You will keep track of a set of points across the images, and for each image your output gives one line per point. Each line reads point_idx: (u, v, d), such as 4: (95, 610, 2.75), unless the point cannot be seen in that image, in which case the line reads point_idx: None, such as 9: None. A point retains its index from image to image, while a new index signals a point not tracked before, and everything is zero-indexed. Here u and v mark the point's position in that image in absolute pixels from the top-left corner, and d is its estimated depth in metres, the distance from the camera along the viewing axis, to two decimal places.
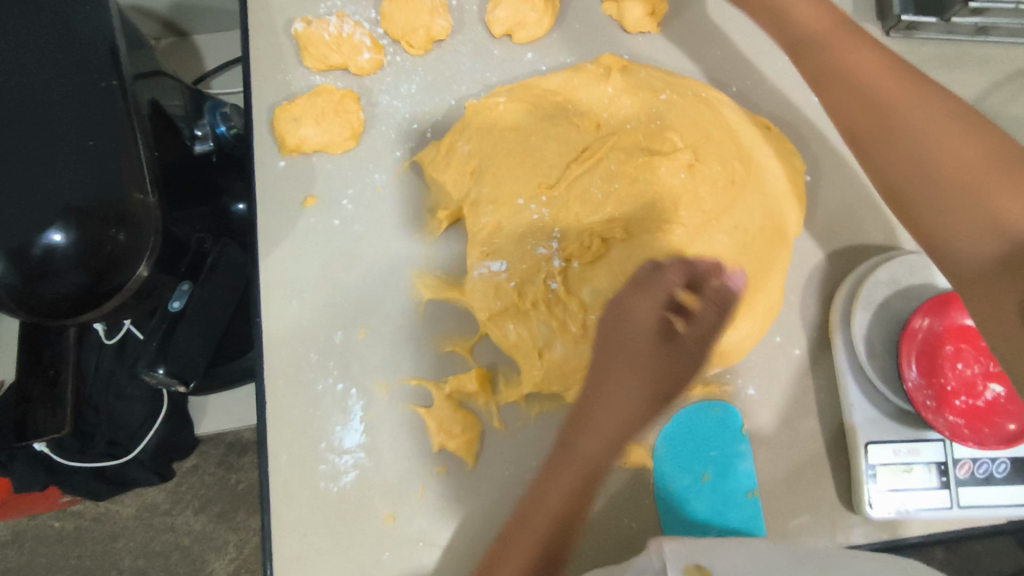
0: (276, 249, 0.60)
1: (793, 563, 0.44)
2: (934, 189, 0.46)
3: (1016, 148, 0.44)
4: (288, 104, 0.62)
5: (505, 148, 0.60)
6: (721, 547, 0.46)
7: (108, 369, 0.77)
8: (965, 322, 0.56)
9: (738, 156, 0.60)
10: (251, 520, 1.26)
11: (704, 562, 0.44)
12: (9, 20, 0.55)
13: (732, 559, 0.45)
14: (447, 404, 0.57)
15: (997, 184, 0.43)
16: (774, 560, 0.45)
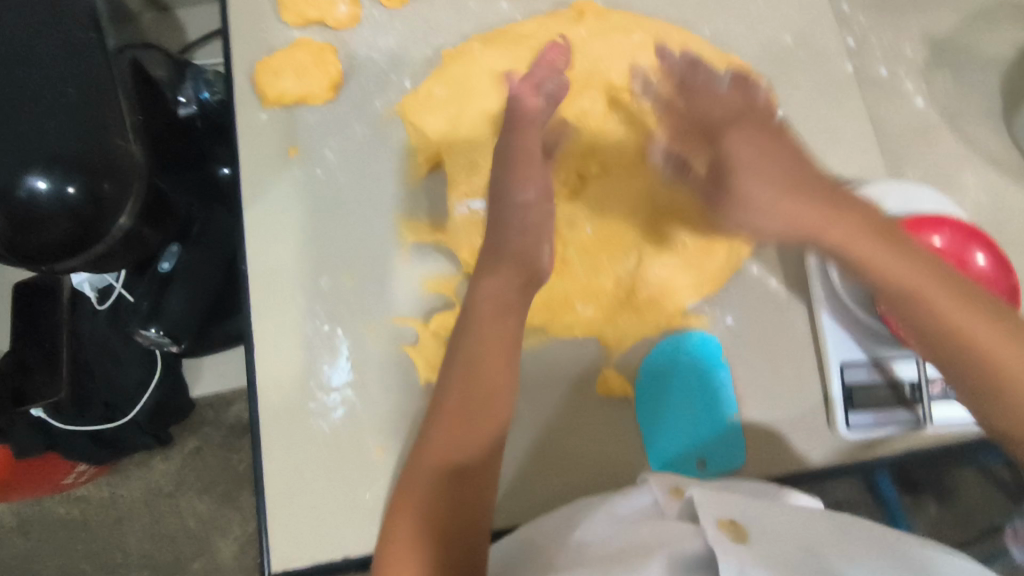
0: (260, 200, 0.61)
1: (823, 526, 0.42)
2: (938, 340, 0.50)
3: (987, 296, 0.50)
4: (268, 59, 0.64)
5: (483, 93, 0.62)
6: (760, 501, 0.44)
7: (103, 333, 0.78)
8: (933, 242, 0.57)
9: (710, 93, 0.63)
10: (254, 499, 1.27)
11: (739, 518, 0.42)
12: None
13: (771, 517, 0.43)
14: (432, 340, 0.58)
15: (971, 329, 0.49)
16: (806, 518, 0.43)
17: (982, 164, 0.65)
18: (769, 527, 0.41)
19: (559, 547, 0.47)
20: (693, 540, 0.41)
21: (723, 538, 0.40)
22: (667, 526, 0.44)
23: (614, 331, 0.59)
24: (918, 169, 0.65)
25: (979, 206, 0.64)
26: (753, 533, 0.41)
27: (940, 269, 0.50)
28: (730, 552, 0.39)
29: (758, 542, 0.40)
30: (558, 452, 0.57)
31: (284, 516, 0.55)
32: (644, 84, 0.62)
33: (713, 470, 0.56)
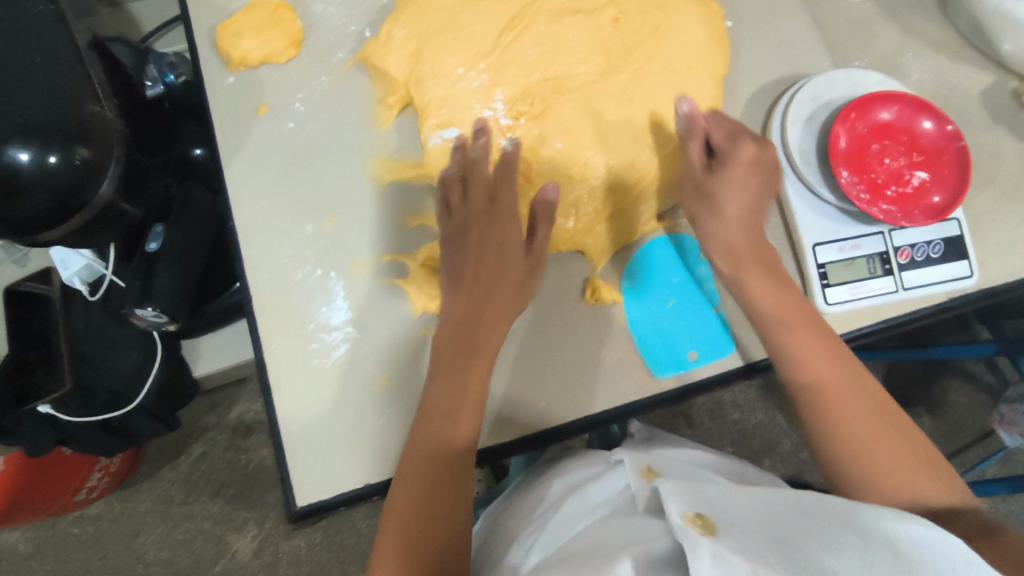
0: (237, 158, 0.63)
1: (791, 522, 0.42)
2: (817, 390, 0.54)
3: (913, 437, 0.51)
4: (227, 23, 0.65)
5: (440, 28, 0.63)
6: (721, 491, 0.47)
7: (97, 322, 0.79)
8: (885, 119, 0.60)
9: (657, 5, 0.65)
10: (267, 495, 1.27)
11: (706, 511, 0.43)
12: None
13: (730, 506, 0.45)
14: (422, 271, 0.61)
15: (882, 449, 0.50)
16: (771, 505, 0.44)
17: (921, 49, 0.69)
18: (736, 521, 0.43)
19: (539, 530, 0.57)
20: (666, 536, 0.44)
21: (690, 528, 0.41)
22: (639, 527, 0.48)
23: (594, 241, 0.62)
24: (861, 60, 0.69)
25: (920, 87, 0.68)
26: (720, 524, 0.42)
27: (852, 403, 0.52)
28: (700, 539, 0.39)
29: (726, 531, 0.41)
30: (556, 363, 0.59)
31: (301, 454, 0.57)
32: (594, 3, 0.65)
33: (706, 360, 0.60)
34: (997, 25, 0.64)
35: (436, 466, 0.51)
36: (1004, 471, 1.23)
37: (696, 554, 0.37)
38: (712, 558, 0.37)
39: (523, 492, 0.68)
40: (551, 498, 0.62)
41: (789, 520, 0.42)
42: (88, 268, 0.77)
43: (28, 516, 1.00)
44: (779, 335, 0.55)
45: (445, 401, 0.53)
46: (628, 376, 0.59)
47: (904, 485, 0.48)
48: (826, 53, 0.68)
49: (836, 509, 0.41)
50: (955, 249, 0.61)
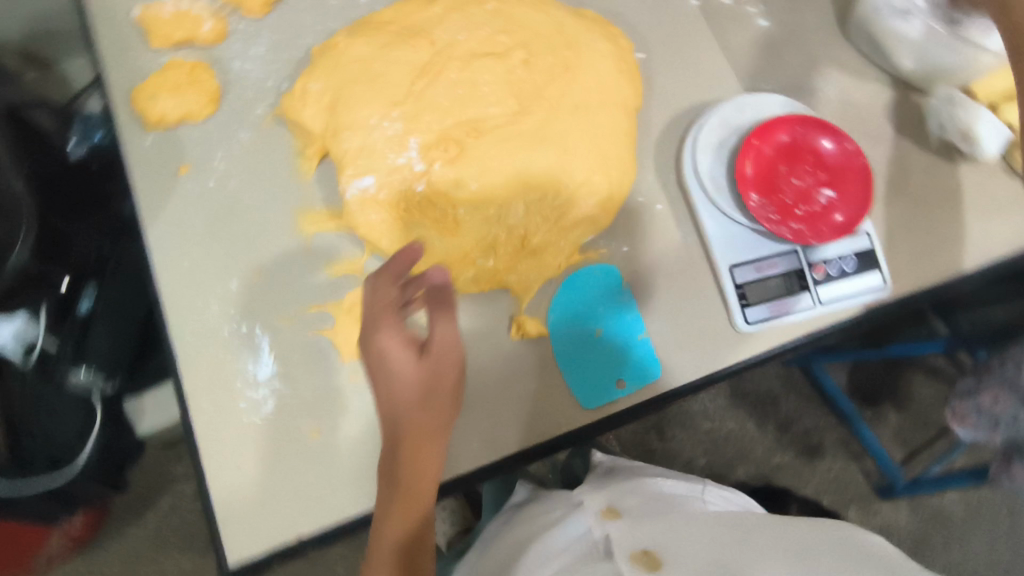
0: (159, 219, 0.63)
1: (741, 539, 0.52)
2: None
3: None
4: (143, 85, 0.66)
5: (352, 79, 0.64)
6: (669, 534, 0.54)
7: (32, 389, 0.76)
8: (788, 142, 0.62)
9: (565, 44, 0.67)
10: None
11: (652, 548, 0.52)
12: None
13: (673, 544, 0.53)
14: (349, 321, 0.61)
15: None
16: (712, 538, 0.53)
17: (826, 68, 0.72)
18: (678, 546, 0.52)
19: None
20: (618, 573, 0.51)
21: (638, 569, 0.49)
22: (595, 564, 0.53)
23: (518, 277, 0.62)
24: (769, 83, 0.71)
25: (828, 104, 0.70)
26: (664, 556, 0.50)
27: None
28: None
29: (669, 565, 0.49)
30: (490, 401, 0.60)
31: (234, 515, 0.56)
32: (504, 44, 0.66)
33: (635, 387, 0.61)
34: (891, 43, 0.68)
35: (409, 553, 0.53)
36: (970, 461, 1.26)
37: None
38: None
39: (493, 538, 0.69)
40: (517, 545, 0.62)
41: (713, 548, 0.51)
42: (21, 333, 0.74)
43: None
44: None
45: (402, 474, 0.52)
46: (560, 410, 0.60)
47: None
48: (736, 76, 0.71)
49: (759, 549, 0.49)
50: (868, 261, 0.63)
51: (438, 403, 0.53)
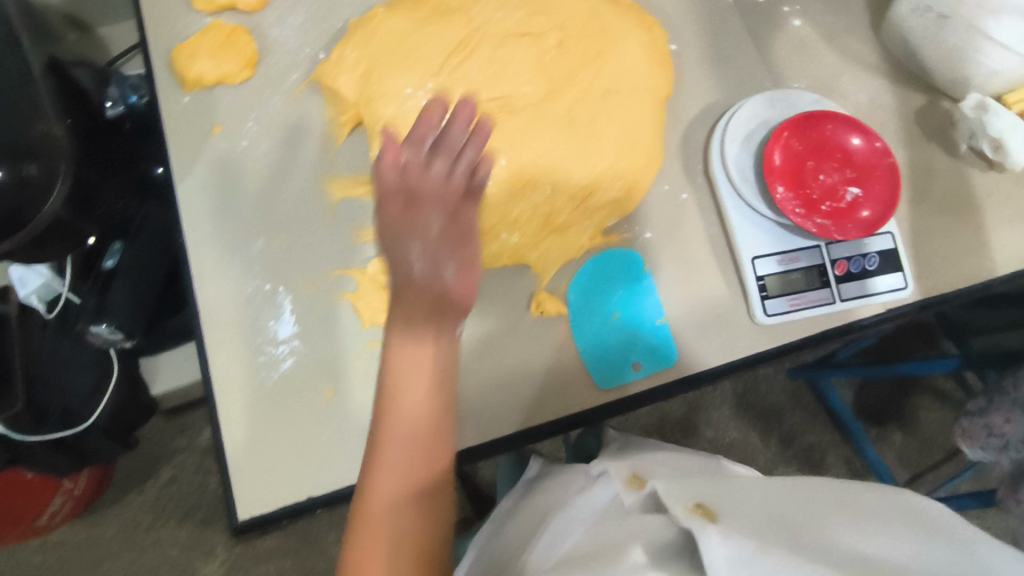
0: (190, 175, 0.63)
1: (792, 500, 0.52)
2: None
3: None
4: (183, 45, 0.66)
5: (389, 50, 0.65)
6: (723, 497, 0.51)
7: (52, 340, 0.79)
8: (818, 137, 0.62)
9: (600, 30, 0.67)
10: None
11: (705, 503, 0.49)
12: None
13: (727, 504, 0.49)
14: (371, 286, 0.61)
15: None
16: (771, 504, 0.51)
17: (858, 73, 0.72)
18: (731, 500, 0.52)
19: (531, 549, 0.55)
20: (669, 525, 0.47)
21: (694, 516, 0.45)
22: (638, 520, 0.50)
23: (539, 255, 0.63)
24: (802, 83, 0.71)
25: (858, 109, 0.71)
26: (720, 512, 0.47)
27: None
28: (706, 524, 0.43)
29: (724, 519, 0.46)
30: (505, 374, 0.60)
31: (246, 469, 0.57)
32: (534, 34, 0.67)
33: (650, 370, 0.61)
34: (927, 50, 0.67)
35: (411, 509, 0.48)
36: (975, 486, 1.24)
37: (706, 536, 0.42)
38: (719, 538, 0.41)
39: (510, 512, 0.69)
40: (543, 515, 0.61)
41: (778, 518, 0.48)
42: (45, 287, 0.78)
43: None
44: None
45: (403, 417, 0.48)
46: (573, 390, 0.60)
47: None
48: (767, 75, 0.71)
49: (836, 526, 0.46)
50: (890, 262, 0.63)
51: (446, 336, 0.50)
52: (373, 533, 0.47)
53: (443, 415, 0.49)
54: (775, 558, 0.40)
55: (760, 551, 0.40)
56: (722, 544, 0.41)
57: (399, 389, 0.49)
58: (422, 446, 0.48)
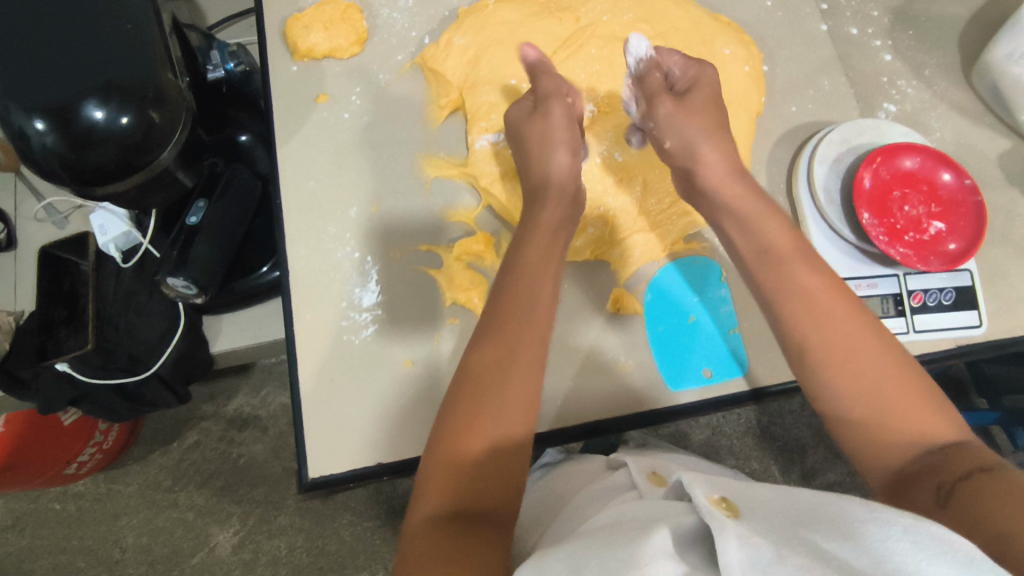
0: (293, 139, 0.67)
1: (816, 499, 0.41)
2: (870, 399, 0.49)
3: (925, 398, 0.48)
4: (298, 15, 0.69)
5: (497, 41, 0.68)
6: (745, 485, 0.44)
7: (126, 288, 0.81)
8: (909, 169, 0.63)
9: (701, 43, 0.70)
10: (255, 491, 1.26)
11: (731, 497, 0.42)
12: None
13: (755, 496, 0.42)
14: (456, 264, 0.63)
15: (886, 430, 0.48)
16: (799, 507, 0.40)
17: (944, 111, 0.73)
18: (757, 506, 0.41)
19: (547, 534, 0.55)
20: (689, 516, 0.41)
21: (715, 511, 0.39)
22: (657, 509, 0.45)
23: (620, 252, 0.66)
24: (890, 115, 0.72)
25: (942, 145, 0.71)
26: (743, 507, 0.40)
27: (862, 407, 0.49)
28: (726, 521, 0.38)
29: (751, 515, 0.39)
30: (579, 364, 0.62)
31: (319, 427, 0.58)
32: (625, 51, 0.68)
33: (720, 378, 0.62)
34: (1018, 96, 0.68)
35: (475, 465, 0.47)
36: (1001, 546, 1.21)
37: (723, 541, 0.36)
38: (737, 542, 0.36)
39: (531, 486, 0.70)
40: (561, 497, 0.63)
41: (807, 510, 0.39)
42: (124, 236, 0.80)
43: (14, 484, 0.98)
44: (784, 326, 0.54)
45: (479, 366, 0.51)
46: (641, 387, 0.61)
47: (910, 440, 0.47)
48: (855, 103, 0.72)
49: (850, 506, 0.38)
50: (966, 299, 0.64)
51: (544, 297, 0.55)
52: (430, 496, 0.47)
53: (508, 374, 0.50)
54: (798, 561, 0.33)
55: (782, 555, 0.34)
56: (740, 548, 0.35)
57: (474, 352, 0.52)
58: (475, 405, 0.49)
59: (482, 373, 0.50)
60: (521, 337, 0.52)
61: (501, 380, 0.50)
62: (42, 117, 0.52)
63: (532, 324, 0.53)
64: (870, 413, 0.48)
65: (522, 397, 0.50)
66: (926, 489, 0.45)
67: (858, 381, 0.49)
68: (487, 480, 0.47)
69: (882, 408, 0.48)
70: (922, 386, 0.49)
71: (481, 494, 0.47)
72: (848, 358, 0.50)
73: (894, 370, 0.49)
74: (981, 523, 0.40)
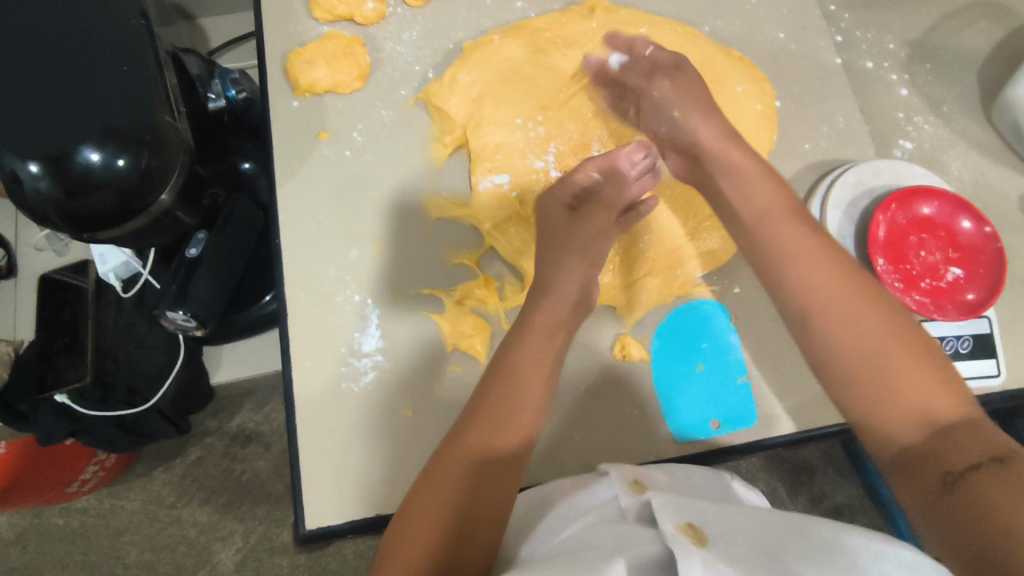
0: (294, 176, 0.65)
1: (782, 530, 0.38)
2: (871, 383, 0.46)
3: (938, 375, 0.45)
4: (300, 50, 0.69)
5: (503, 78, 0.67)
6: (713, 506, 0.40)
7: (126, 319, 0.81)
8: (925, 213, 0.61)
9: (711, 79, 0.69)
10: (257, 508, 1.25)
11: (696, 521, 0.38)
12: (48, 13, 0.56)
13: (726, 520, 0.39)
14: (458, 309, 0.62)
15: (883, 406, 0.45)
16: (766, 536, 0.37)
17: (963, 147, 0.71)
18: (729, 532, 0.38)
19: (525, 547, 0.48)
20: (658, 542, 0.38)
21: (683, 538, 0.36)
22: (624, 530, 0.40)
23: (628, 298, 0.65)
24: (906, 152, 0.70)
25: (960, 183, 0.69)
26: (715, 535, 0.37)
27: (885, 375, 0.45)
28: (690, 548, 0.35)
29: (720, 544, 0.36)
30: (585, 412, 0.60)
31: (318, 477, 0.57)
32: None
33: (728, 429, 0.60)
34: None
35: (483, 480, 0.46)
36: None
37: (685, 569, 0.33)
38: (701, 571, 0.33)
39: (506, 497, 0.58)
40: (539, 499, 0.53)
41: (786, 535, 0.37)
42: (124, 266, 0.78)
43: (15, 504, 0.98)
44: None
45: (500, 368, 0.51)
46: (648, 437, 0.59)
47: (917, 409, 0.44)
48: (870, 140, 0.70)
49: (827, 534, 0.37)
50: (984, 347, 0.62)
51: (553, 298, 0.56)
52: (425, 511, 0.45)
53: (520, 383, 0.51)
54: None
55: None
56: None
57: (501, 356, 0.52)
58: (491, 413, 0.49)
59: (484, 411, 0.49)
60: (528, 381, 0.51)
61: (510, 402, 0.50)
62: (37, 161, 0.51)
63: (533, 358, 0.52)
64: (874, 383, 0.46)
65: (515, 443, 0.49)
66: (930, 474, 0.41)
67: (859, 346, 0.47)
68: (473, 523, 0.45)
69: (882, 368, 0.46)
70: (920, 356, 0.46)
71: (465, 542, 0.44)
72: (843, 319, 0.48)
73: (897, 339, 0.47)
74: (991, 518, 0.36)
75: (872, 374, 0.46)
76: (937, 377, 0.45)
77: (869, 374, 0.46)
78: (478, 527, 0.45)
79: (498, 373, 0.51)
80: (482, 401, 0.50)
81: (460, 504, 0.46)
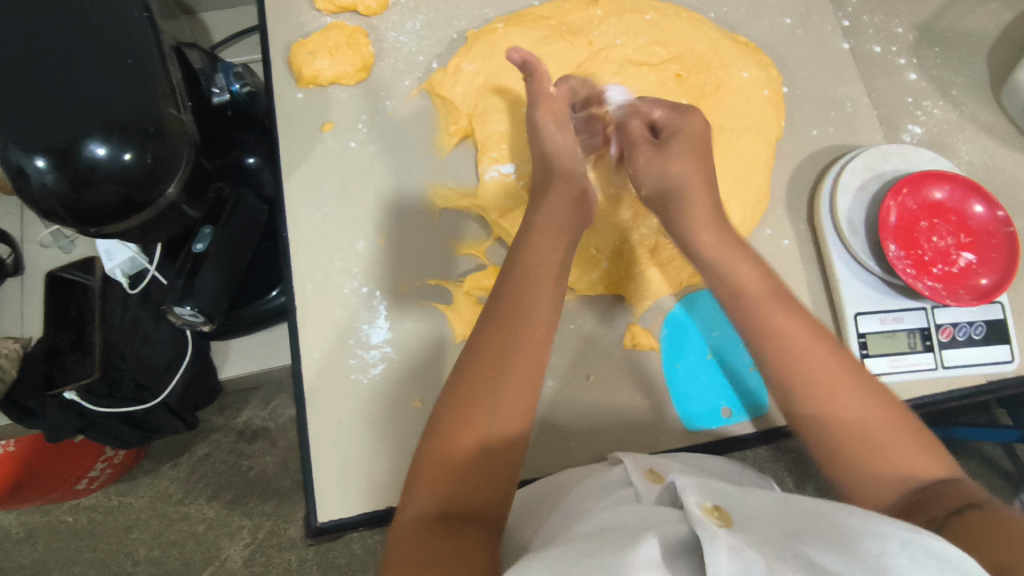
0: (298, 168, 0.65)
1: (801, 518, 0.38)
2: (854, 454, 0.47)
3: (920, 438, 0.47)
4: (303, 41, 0.68)
5: (507, 66, 0.66)
6: (734, 489, 0.41)
7: (133, 316, 0.81)
8: (936, 198, 0.61)
9: (718, 66, 0.68)
10: (265, 504, 1.26)
11: (723, 505, 0.39)
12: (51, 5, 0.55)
13: (748, 504, 0.39)
14: (467, 300, 0.62)
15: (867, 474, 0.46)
16: (787, 522, 0.37)
17: (973, 131, 0.70)
18: (752, 514, 0.38)
19: (540, 535, 0.48)
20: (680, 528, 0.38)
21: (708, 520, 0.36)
22: (644, 511, 0.40)
23: (637, 286, 0.64)
24: (915, 137, 0.69)
25: (971, 167, 0.68)
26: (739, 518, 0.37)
27: (870, 454, 0.46)
28: (715, 532, 0.35)
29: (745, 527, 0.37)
30: (596, 402, 0.60)
31: (329, 469, 0.56)
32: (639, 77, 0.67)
33: (740, 417, 0.60)
34: None
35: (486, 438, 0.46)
36: None
37: (711, 550, 0.33)
38: (727, 551, 0.33)
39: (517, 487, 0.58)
40: (552, 487, 0.53)
41: (806, 519, 0.37)
42: (130, 262, 0.78)
43: (24, 502, 0.98)
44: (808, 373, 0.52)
45: (499, 317, 0.50)
46: (659, 426, 0.59)
47: (898, 476, 0.45)
48: (879, 125, 0.70)
49: (846, 516, 0.37)
50: (998, 333, 0.61)
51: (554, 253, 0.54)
52: (431, 474, 0.46)
53: (519, 332, 0.49)
54: None
55: (773, 569, 0.32)
56: (730, 560, 0.33)
57: (500, 302, 0.51)
58: (489, 365, 0.48)
59: (486, 362, 0.48)
60: (528, 327, 0.50)
61: (508, 354, 0.49)
62: (43, 155, 0.51)
63: (539, 306, 0.51)
64: (863, 454, 0.46)
65: (519, 410, 0.48)
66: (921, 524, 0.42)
67: (841, 415, 0.48)
68: (474, 483, 0.45)
69: (871, 442, 0.46)
70: (900, 419, 0.47)
71: (469, 497, 0.45)
72: (828, 385, 0.49)
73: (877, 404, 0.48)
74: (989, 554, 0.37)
75: (860, 442, 0.47)
76: (917, 434, 0.47)
77: (858, 438, 0.47)
78: (484, 483, 0.45)
79: (498, 324, 0.50)
80: (481, 351, 0.49)
81: (466, 459, 0.46)
